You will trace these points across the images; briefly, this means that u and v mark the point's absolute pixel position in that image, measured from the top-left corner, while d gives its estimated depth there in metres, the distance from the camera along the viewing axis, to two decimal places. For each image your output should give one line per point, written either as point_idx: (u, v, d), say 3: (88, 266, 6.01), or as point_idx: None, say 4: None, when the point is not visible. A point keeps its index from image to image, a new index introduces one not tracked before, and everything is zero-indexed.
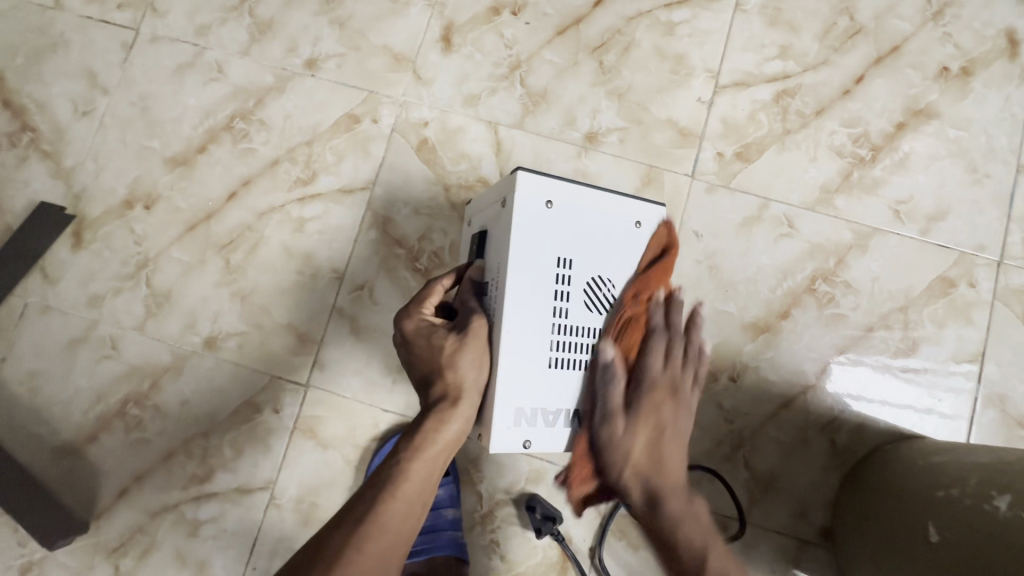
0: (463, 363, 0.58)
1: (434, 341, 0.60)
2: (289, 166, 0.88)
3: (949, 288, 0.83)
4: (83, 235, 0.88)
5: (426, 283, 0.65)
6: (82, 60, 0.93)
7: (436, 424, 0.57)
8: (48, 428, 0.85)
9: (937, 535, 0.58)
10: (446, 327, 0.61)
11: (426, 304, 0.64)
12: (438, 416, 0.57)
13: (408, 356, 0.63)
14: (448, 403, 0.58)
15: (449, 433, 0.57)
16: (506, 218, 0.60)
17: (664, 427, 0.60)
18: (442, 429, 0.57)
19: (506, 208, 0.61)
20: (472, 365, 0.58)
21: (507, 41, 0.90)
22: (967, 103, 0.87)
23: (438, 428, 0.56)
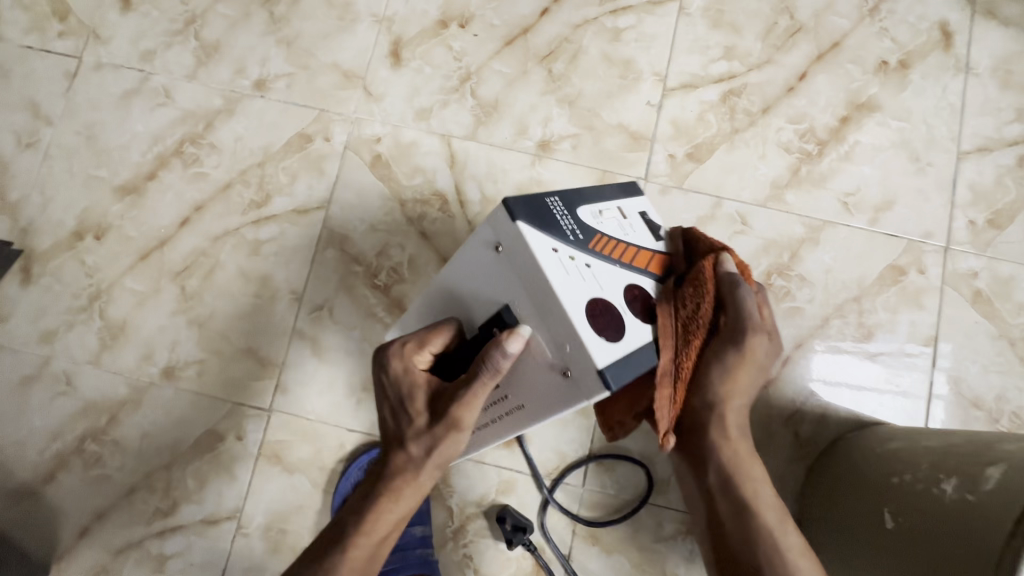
0: (438, 449, 0.54)
1: (415, 404, 0.55)
2: (242, 189, 0.87)
3: (900, 275, 0.85)
4: (32, 270, 0.86)
5: (435, 328, 0.57)
6: (24, 92, 0.91)
7: (391, 496, 0.55)
8: (3, 470, 0.82)
9: (892, 522, 0.59)
10: (430, 396, 0.55)
11: (424, 349, 0.56)
12: (395, 486, 0.55)
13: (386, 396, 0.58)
14: (409, 477, 0.55)
15: (402, 509, 0.56)
16: (564, 386, 0.50)
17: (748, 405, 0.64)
18: (390, 508, 0.55)
19: (568, 374, 0.49)
20: (450, 449, 0.55)
21: (456, 54, 0.90)
22: (906, 95, 0.90)
23: (390, 505, 0.55)
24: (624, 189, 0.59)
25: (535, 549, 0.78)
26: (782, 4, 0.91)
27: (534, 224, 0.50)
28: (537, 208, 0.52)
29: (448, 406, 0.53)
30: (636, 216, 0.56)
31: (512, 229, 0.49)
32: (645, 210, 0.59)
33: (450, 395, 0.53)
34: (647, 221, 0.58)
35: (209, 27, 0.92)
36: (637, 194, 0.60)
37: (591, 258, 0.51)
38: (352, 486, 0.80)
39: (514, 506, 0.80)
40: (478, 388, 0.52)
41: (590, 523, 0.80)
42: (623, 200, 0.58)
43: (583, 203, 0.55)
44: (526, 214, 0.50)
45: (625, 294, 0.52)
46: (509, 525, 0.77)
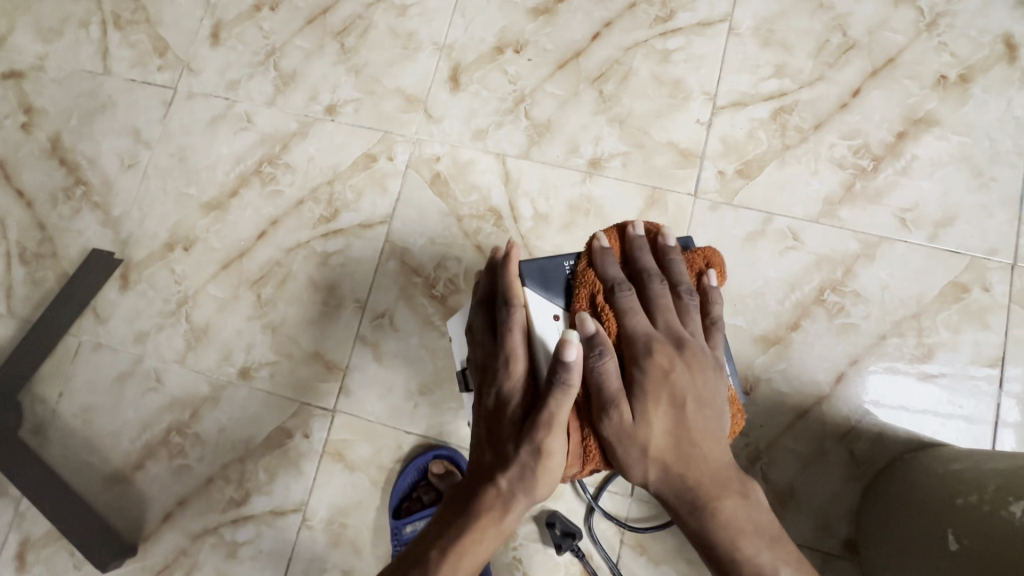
0: (529, 481, 0.55)
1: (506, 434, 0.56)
2: (313, 205, 0.95)
3: (962, 293, 0.83)
4: (129, 277, 0.96)
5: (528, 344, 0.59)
6: (128, 119, 1.02)
7: (476, 533, 0.55)
8: (100, 457, 0.91)
9: (956, 543, 0.58)
10: (515, 424, 0.56)
11: (513, 365, 0.57)
12: (485, 522, 0.55)
13: (484, 416, 0.59)
14: (497, 511, 0.55)
15: (485, 548, 0.56)
16: None
17: (674, 386, 0.55)
18: (477, 541, 0.55)
19: None
20: (541, 485, 0.55)
21: (511, 78, 0.95)
22: (968, 109, 0.88)
23: (476, 542, 0.55)
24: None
25: (583, 556, 0.79)
26: (835, 21, 0.92)
27: (541, 290, 0.60)
28: (554, 270, 0.61)
29: (537, 436, 0.54)
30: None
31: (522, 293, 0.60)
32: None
33: (536, 433, 0.54)
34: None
35: (287, 58, 1.01)
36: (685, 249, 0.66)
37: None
38: (408, 485, 0.85)
39: (562, 512, 0.82)
40: (561, 405, 0.53)
41: (638, 533, 0.81)
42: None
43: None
44: (538, 276, 0.60)
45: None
46: (559, 530, 0.79)
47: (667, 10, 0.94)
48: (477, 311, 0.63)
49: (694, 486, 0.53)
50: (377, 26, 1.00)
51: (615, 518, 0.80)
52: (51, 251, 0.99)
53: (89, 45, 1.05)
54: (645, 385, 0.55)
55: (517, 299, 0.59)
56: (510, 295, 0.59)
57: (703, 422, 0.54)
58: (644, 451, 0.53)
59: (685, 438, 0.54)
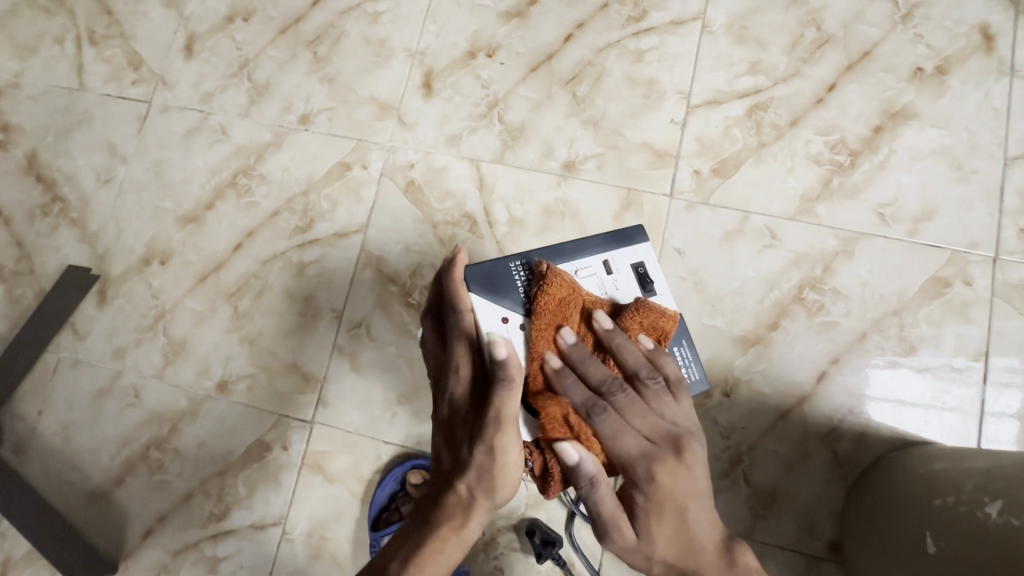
0: (487, 482, 0.54)
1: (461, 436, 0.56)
2: (288, 215, 0.94)
3: (943, 288, 0.82)
4: (107, 292, 0.96)
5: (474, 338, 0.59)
6: (104, 134, 1.02)
7: (435, 543, 0.53)
8: (80, 474, 0.91)
9: (934, 546, 0.56)
10: (468, 427, 0.56)
11: (460, 370, 0.58)
12: (447, 530, 0.54)
13: (440, 424, 0.59)
14: (457, 520, 0.54)
15: (448, 559, 0.54)
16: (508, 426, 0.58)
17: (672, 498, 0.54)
18: (438, 553, 0.53)
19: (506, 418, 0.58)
20: (502, 485, 0.54)
21: (484, 82, 0.94)
22: (945, 101, 0.87)
23: (438, 552, 0.53)
24: (618, 238, 0.63)
25: (564, 564, 0.78)
26: (809, 16, 0.91)
27: (486, 294, 0.59)
28: (500, 273, 0.60)
29: (488, 433, 0.53)
30: (620, 270, 0.61)
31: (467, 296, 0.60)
32: (643, 259, 0.62)
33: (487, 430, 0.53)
34: (640, 274, 0.62)
35: (260, 68, 1.00)
36: (638, 241, 0.63)
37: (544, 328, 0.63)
38: (387, 496, 0.84)
39: (543, 520, 0.81)
40: (507, 399, 0.54)
41: None
42: (613, 251, 0.62)
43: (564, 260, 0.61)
44: (482, 281, 0.60)
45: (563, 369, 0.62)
46: (539, 539, 0.78)
47: (640, 9, 0.93)
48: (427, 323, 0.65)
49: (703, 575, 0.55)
50: (349, 34, 0.99)
51: (596, 524, 0.79)
52: (29, 269, 0.99)
53: (64, 61, 1.05)
54: (644, 493, 0.54)
55: (464, 304, 0.59)
56: (456, 301, 0.60)
57: (701, 521, 0.54)
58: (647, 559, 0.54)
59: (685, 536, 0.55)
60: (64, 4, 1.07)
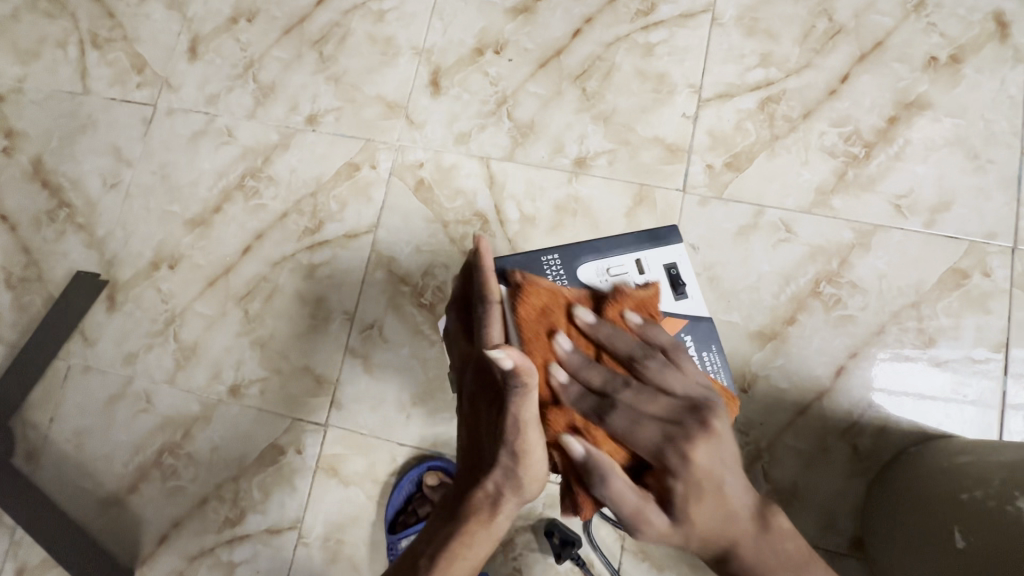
0: (514, 478, 0.54)
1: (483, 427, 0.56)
2: (297, 217, 0.94)
3: (962, 279, 0.81)
4: (116, 297, 0.96)
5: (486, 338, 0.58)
6: (109, 138, 1.01)
7: (465, 536, 0.54)
8: (94, 481, 0.91)
9: (963, 540, 0.56)
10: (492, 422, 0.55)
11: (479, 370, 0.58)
12: (475, 524, 0.54)
13: (465, 416, 0.59)
14: (484, 514, 0.54)
15: (477, 551, 0.54)
16: None
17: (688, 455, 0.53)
18: (469, 546, 0.54)
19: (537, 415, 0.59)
20: (528, 482, 0.54)
21: (492, 79, 0.93)
22: (960, 91, 0.86)
23: (466, 544, 0.54)
24: (651, 238, 0.64)
25: (584, 564, 0.78)
26: (820, 6, 0.90)
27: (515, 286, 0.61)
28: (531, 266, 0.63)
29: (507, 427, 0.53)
30: (654, 270, 0.62)
31: (497, 287, 0.59)
32: (677, 259, 0.64)
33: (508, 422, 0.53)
34: (672, 274, 0.63)
35: (266, 69, 0.99)
36: (672, 241, 0.64)
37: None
38: (403, 498, 0.83)
39: (561, 520, 0.81)
40: (533, 396, 0.52)
41: (639, 538, 0.79)
42: (645, 251, 0.64)
43: (593, 257, 0.63)
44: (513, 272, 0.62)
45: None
46: (557, 539, 0.78)
47: (649, 2, 0.92)
48: (454, 313, 0.64)
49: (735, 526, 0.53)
50: (355, 33, 0.98)
51: (615, 523, 0.79)
52: (37, 275, 0.98)
53: (67, 65, 1.05)
54: (679, 473, 0.51)
55: (493, 295, 0.58)
56: (485, 292, 0.58)
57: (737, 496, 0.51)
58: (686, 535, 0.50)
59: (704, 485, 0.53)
60: (65, 7, 1.06)
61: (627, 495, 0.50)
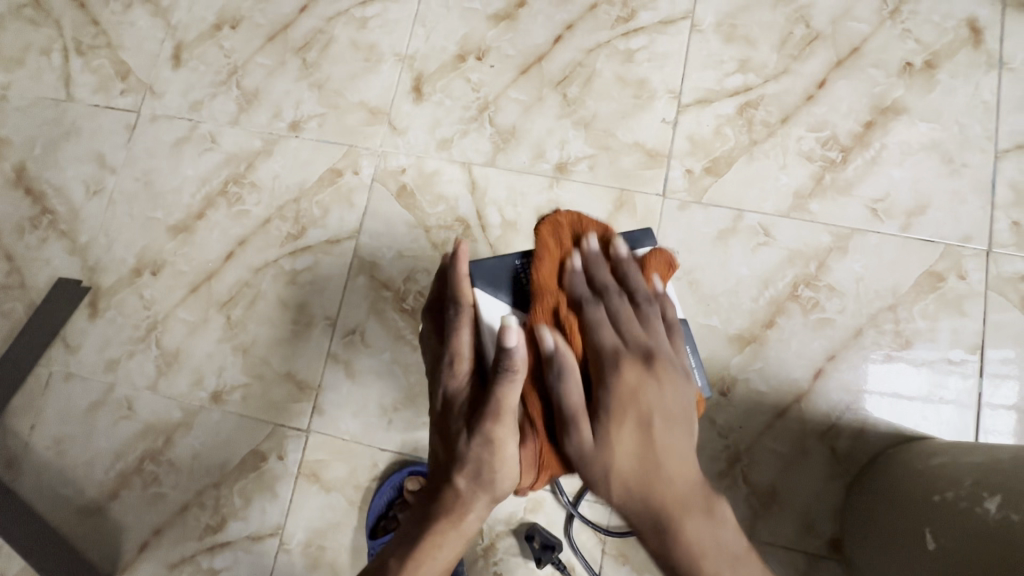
0: (485, 475, 0.54)
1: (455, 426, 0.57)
2: (280, 223, 0.94)
3: (938, 282, 0.82)
4: (99, 304, 0.95)
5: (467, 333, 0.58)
6: (92, 145, 1.02)
7: (438, 535, 0.55)
8: (74, 488, 0.90)
9: (934, 542, 0.56)
10: (464, 420, 0.56)
11: (457, 365, 0.58)
12: (446, 525, 0.55)
13: (436, 418, 0.60)
14: (455, 514, 0.55)
15: (450, 549, 0.56)
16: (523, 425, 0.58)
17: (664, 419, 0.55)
18: (441, 543, 0.55)
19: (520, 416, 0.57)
20: (500, 479, 0.55)
21: (474, 85, 0.94)
22: (935, 96, 0.87)
23: (438, 544, 0.55)
24: (625, 241, 0.63)
25: (564, 568, 0.78)
26: (797, 13, 0.91)
27: (490, 290, 0.60)
28: (506, 271, 0.60)
29: (484, 421, 0.54)
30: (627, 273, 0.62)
31: (470, 291, 0.59)
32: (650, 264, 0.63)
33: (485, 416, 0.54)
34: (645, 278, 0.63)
35: (249, 76, 1.00)
36: (646, 245, 0.63)
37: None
38: (385, 504, 0.83)
39: (542, 524, 0.81)
40: (506, 392, 0.53)
41: (619, 542, 0.79)
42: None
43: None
44: (488, 276, 0.60)
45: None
46: (538, 543, 0.78)
47: (628, 9, 0.93)
48: (430, 316, 0.65)
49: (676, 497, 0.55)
50: (338, 40, 0.99)
51: (594, 526, 0.79)
52: (19, 282, 0.98)
53: (51, 72, 1.05)
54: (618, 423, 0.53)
55: (465, 298, 0.59)
56: (457, 294, 0.59)
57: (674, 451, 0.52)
58: (608, 472, 0.52)
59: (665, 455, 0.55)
60: (50, 15, 1.06)
61: (575, 398, 0.53)
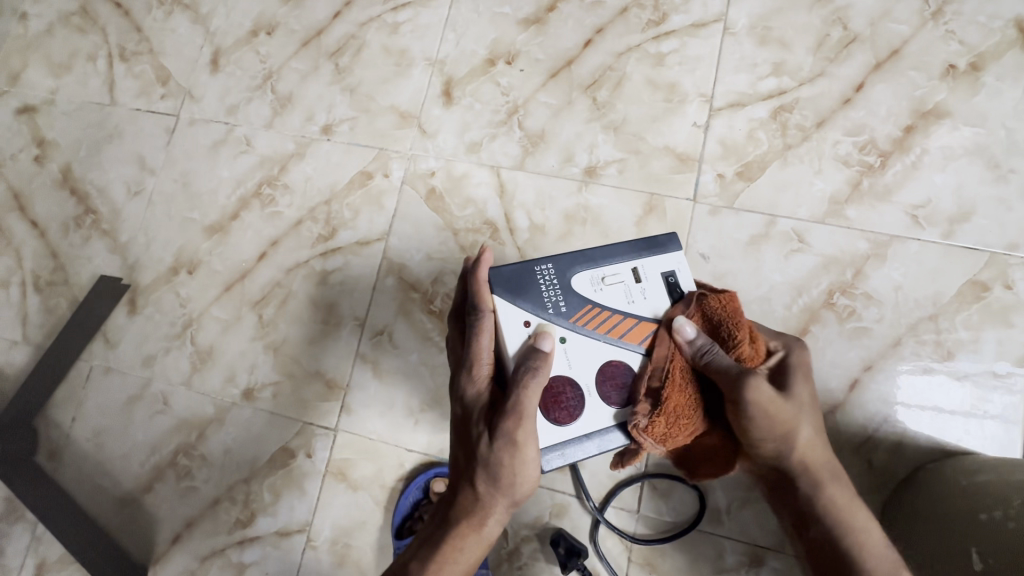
0: (504, 480, 0.56)
1: (474, 429, 0.58)
2: (311, 225, 0.96)
3: (982, 291, 0.79)
4: (137, 301, 0.99)
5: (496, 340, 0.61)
6: (134, 147, 1.05)
7: (458, 540, 0.58)
8: (112, 480, 0.93)
9: (981, 563, 0.54)
10: (484, 423, 0.57)
11: (478, 370, 0.59)
12: (467, 528, 0.58)
13: (455, 421, 0.61)
14: (474, 519, 0.58)
15: (470, 552, 0.58)
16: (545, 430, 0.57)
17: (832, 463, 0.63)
18: (461, 547, 0.58)
19: (545, 422, 0.58)
20: (519, 484, 0.57)
21: (504, 89, 0.95)
22: (980, 99, 0.84)
23: (459, 548, 0.58)
24: (648, 245, 0.61)
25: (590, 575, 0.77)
26: (834, 15, 0.89)
27: (508, 296, 0.60)
28: (524, 277, 0.60)
29: (504, 424, 0.55)
30: (650, 278, 0.60)
31: (491, 298, 0.60)
32: (675, 267, 0.61)
33: (506, 419, 0.55)
34: (670, 283, 0.60)
35: (284, 80, 1.02)
36: (670, 249, 0.61)
37: (569, 333, 0.59)
38: (410, 504, 0.84)
39: (568, 530, 0.80)
40: (527, 397, 0.54)
41: (645, 550, 0.78)
42: (643, 259, 0.61)
43: (588, 266, 0.61)
44: (506, 283, 0.60)
45: (597, 372, 0.59)
46: (564, 549, 0.77)
47: (660, 13, 0.93)
48: (455, 320, 0.67)
49: (839, 532, 0.59)
50: (370, 45, 1.00)
51: (622, 533, 0.78)
52: (63, 279, 1.02)
53: (97, 77, 1.09)
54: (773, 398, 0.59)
55: (486, 305, 0.60)
56: (479, 302, 0.60)
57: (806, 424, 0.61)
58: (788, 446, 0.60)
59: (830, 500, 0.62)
60: (97, 22, 1.11)
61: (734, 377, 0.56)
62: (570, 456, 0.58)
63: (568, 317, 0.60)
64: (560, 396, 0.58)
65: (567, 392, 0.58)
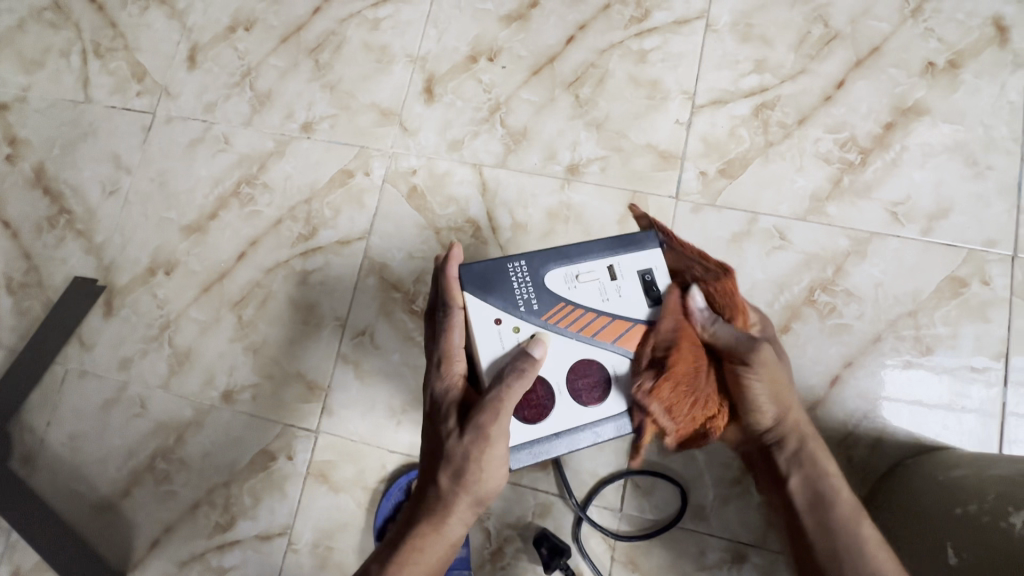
0: (471, 475, 0.56)
1: (444, 424, 0.57)
2: (291, 224, 0.94)
3: (960, 287, 0.79)
4: (113, 303, 0.97)
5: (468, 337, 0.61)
6: (109, 146, 1.03)
7: (424, 536, 0.57)
8: (88, 485, 0.91)
9: (956, 557, 0.55)
10: (455, 418, 0.57)
11: (451, 365, 0.59)
12: (433, 524, 0.57)
13: (427, 416, 0.61)
14: (441, 514, 0.57)
15: (436, 548, 0.58)
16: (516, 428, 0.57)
17: (807, 434, 0.64)
18: (428, 542, 0.57)
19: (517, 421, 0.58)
20: (487, 479, 0.56)
21: (486, 86, 0.94)
22: (958, 96, 0.84)
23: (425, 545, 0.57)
24: (625, 244, 0.61)
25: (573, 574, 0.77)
26: (816, 12, 0.89)
27: (478, 293, 0.59)
28: (496, 274, 0.60)
29: (476, 418, 0.55)
30: (625, 277, 0.59)
31: (461, 294, 0.60)
32: (651, 266, 0.61)
33: (479, 414, 0.55)
34: (646, 282, 0.60)
35: (262, 77, 1.00)
36: (646, 248, 0.61)
37: (540, 330, 0.59)
38: (392, 507, 0.83)
39: (551, 530, 0.80)
40: (507, 395, 0.54)
41: (628, 548, 0.78)
42: (619, 257, 0.61)
43: (562, 264, 0.60)
44: (477, 280, 0.60)
45: (569, 370, 0.58)
46: (546, 548, 0.77)
47: (642, 9, 0.92)
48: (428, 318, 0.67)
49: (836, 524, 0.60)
50: (350, 41, 0.99)
51: (604, 531, 0.78)
52: (37, 280, 0.99)
53: (70, 74, 1.06)
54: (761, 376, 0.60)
55: (456, 301, 0.59)
56: (448, 299, 0.60)
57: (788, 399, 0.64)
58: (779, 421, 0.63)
59: (828, 486, 0.61)
60: (70, 17, 1.08)
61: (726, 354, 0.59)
62: (539, 455, 0.58)
63: (540, 315, 0.60)
64: (531, 395, 0.58)
65: (538, 390, 0.58)
